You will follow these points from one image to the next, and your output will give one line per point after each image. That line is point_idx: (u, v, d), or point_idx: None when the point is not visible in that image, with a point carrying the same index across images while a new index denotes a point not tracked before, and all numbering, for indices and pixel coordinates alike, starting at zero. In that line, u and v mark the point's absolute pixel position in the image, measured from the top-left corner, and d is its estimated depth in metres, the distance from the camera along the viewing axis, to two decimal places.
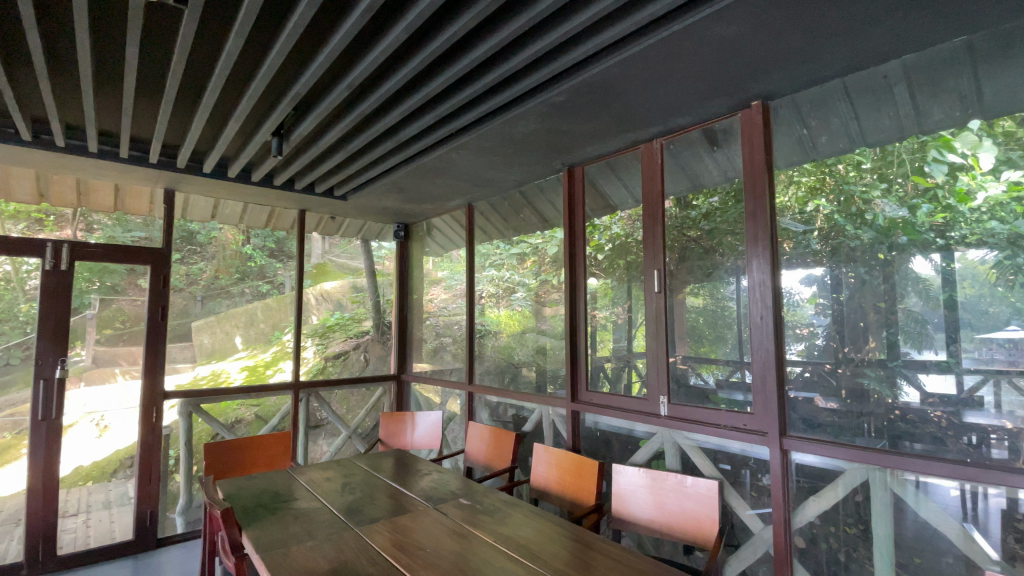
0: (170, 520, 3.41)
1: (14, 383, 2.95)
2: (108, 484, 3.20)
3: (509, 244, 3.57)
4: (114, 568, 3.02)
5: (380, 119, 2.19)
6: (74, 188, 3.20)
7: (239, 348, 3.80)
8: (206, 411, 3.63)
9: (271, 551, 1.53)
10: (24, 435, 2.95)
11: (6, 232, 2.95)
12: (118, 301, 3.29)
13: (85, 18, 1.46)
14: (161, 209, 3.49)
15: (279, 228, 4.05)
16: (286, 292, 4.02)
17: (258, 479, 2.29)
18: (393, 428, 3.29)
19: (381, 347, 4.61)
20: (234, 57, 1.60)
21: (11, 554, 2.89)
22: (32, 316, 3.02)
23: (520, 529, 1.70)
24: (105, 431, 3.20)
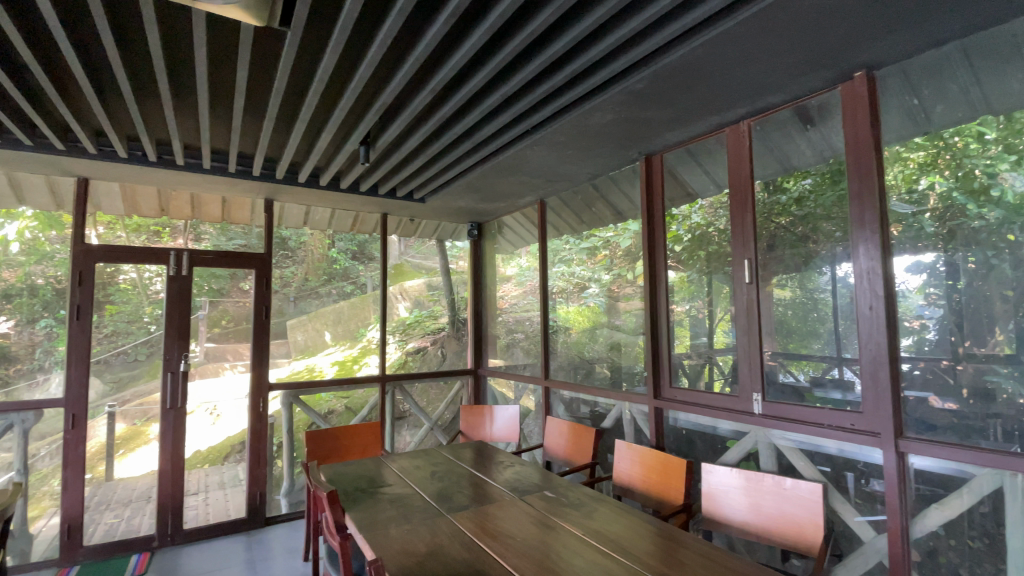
0: (276, 501, 3.73)
1: (143, 375, 3.36)
2: (222, 467, 3.55)
3: (580, 238, 3.55)
4: (231, 542, 3.36)
5: (459, 121, 2.25)
6: (188, 202, 3.60)
7: (329, 344, 4.07)
8: (304, 402, 3.94)
9: (372, 532, 1.63)
10: (152, 422, 3.36)
11: (134, 243, 3.36)
12: (224, 302, 3.63)
13: (203, 48, 1.63)
14: (260, 218, 3.82)
15: (362, 232, 4.29)
16: (368, 291, 4.25)
17: (352, 466, 2.44)
18: (472, 420, 3.39)
19: (457, 343, 4.74)
20: (329, 72, 1.71)
21: (145, 527, 3.28)
22: (155, 316, 3.42)
23: (608, 524, 1.68)
24: (218, 419, 3.56)
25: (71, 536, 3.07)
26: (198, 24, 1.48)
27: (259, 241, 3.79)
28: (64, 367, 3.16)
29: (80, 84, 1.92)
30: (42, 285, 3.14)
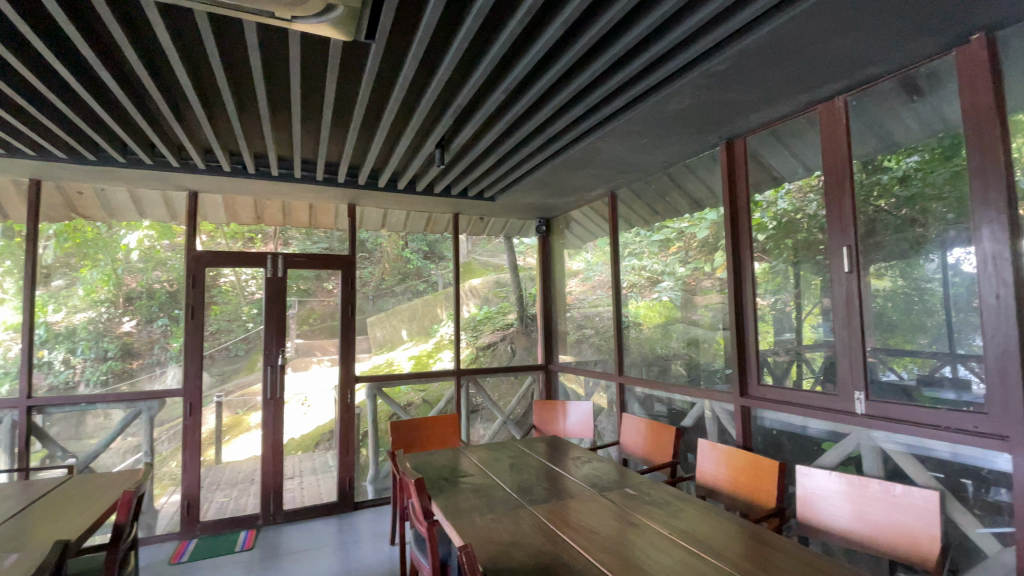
0: (363, 487, 3.97)
1: (243, 369, 3.68)
2: (313, 453, 3.83)
3: (651, 231, 3.47)
4: (324, 524, 3.61)
5: (531, 118, 2.27)
6: (280, 210, 3.90)
7: (406, 340, 4.26)
8: (386, 394, 4.16)
9: (457, 519, 1.69)
10: (250, 412, 3.68)
11: (232, 249, 3.70)
12: (311, 301, 3.89)
13: (299, 66, 1.76)
14: (343, 222, 4.07)
15: (434, 232, 4.44)
16: (440, 289, 4.40)
17: (434, 456, 2.55)
18: (546, 416, 3.41)
19: (526, 339, 4.78)
20: (409, 80, 1.79)
21: (250, 506, 3.60)
22: (252, 315, 3.74)
23: (696, 523, 1.63)
24: (309, 409, 3.85)
25: (190, 511, 3.45)
26: (294, 43, 1.60)
27: (342, 243, 4.04)
28: (179, 362, 3.55)
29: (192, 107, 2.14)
30: (160, 289, 3.55)
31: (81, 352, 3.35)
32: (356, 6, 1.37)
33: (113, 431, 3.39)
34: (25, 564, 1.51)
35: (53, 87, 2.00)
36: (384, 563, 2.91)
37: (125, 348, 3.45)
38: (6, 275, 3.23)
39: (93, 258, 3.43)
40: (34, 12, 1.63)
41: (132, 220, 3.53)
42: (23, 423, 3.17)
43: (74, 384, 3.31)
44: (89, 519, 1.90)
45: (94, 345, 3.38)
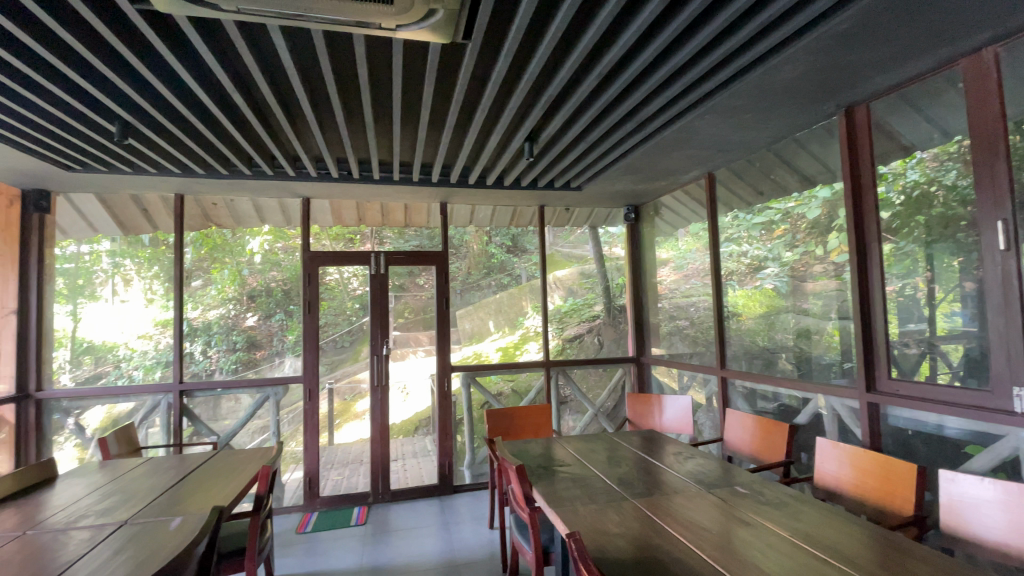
0: (461, 471, 4.15)
1: (348, 359, 3.99)
2: (414, 438, 4.07)
3: (752, 213, 3.25)
4: (427, 504, 3.84)
5: (623, 103, 2.22)
6: (379, 211, 4.16)
7: (493, 331, 4.35)
8: (480, 384, 4.30)
9: (560, 506, 1.72)
10: (356, 399, 3.99)
11: (337, 249, 4.02)
12: (406, 296, 4.12)
13: (399, 72, 1.85)
14: (434, 220, 4.26)
15: (519, 225, 4.49)
16: (524, 282, 4.45)
17: (530, 444, 2.60)
18: (641, 409, 3.34)
19: (614, 330, 4.66)
20: (503, 74, 1.83)
21: (361, 484, 3.92)
22: (355, 310, 4.03)
23: (821, 528, 1.51)
24: (408, 396, 4.08)
25: (311, 487, 3.83)
26: (396, 51, 1.69)
27: (435, 240, 4.22)
28: (294, 353, 3.94)
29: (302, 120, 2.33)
30: (277, 287, 3.95)
31: (215, 344, 3.83)
32: (456, 8, 1.42)
33: (247, 413, 3.85)
34: (192, 525, 1.78)
35: (195, 111, 2.30)
36: (484, 545, 3.03)
37: (249, 340, 3.88)
38: (156, 278, 3.78)
39: (222, 261, 3.89)
40: (183, 49, 1.88)
41: (254, 227, 3.96)
42: (177, 405, 3.70)
43: (211, 373, 3.80)
44: (236, 489, 2.18)
45: (224, 338, 3.85)
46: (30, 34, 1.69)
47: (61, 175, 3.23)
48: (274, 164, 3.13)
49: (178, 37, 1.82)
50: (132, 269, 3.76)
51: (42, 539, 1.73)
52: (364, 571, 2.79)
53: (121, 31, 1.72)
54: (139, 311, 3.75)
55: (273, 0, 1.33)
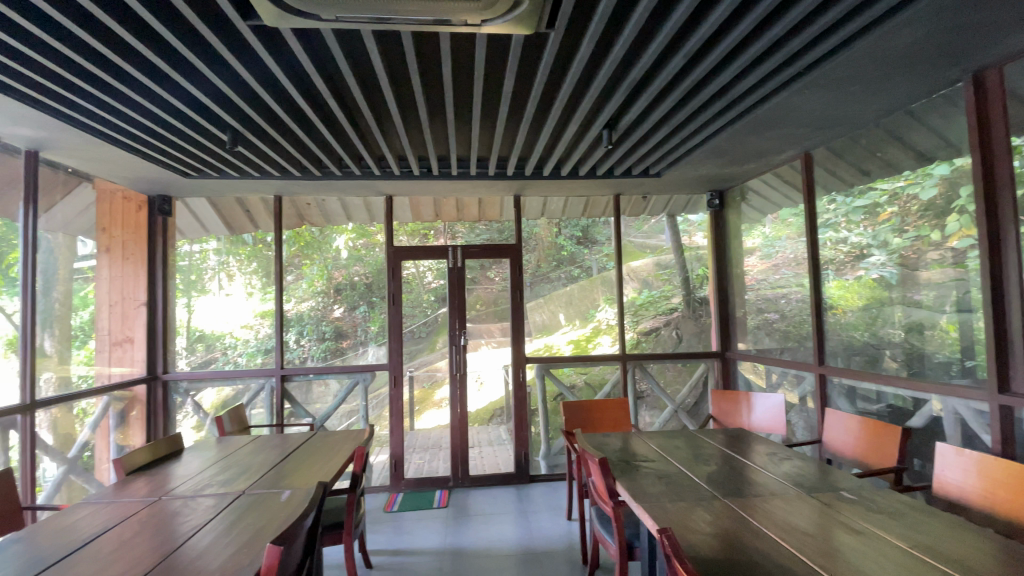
0: (537, 462, 4.19)
1: (425, 348, 4.15)
2: (489, 427, 4.16)
3: (854, 195, 2.97)
4: (505, 491, 3.93)
5: (709, 84, 2.12)
6: (454, 206, 4.27)
7: (564, 324, 4.32)
8: (554, 375, 4.30)
9: (646, 502, 1.68)
10: (432, 387, 4.14)
11: (415, 244, 4.19)
12: (476, 289, 4.20)
13: (480, 68, 1.88)
14: (508, 213, 4.30)
15: (593, 215, 4.41)
16: (595, 274, 4.37)
17: (608, 437, 2.58)
18: (726, 407, 3.19)
19: (693, 324, 4.44)
20: (586, 61, 1.81)
21: (442, 469, 4.08)
22: (431, 302, 4.18)
23: (946, 540, 1.36)
24: (482, 386, 4.18)
25: (397, 469, 4.04)
26: (479, 46, 1.72)
27: (504, 233, 4.26)
28: (377, 342, 4.17)
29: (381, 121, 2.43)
30: (360, 281, 4.19)
31: (307, 334, 4.14)
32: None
33: (339, 397, 4.14)
34: (298, 499, 1.94)
35: (294, 117, 2.48)
36: (562, 535, 3.04)
37: (337, 330, 4.15)
38: (254, 274, 4.15)
39: (311, 257, 4.18)
40: (285, 60, 2.03)
41: (340, 224, 4.21)
42: (278, 388, 4.05)
43: (302, 360, 4.11)
44: (334, 467, 2.34)
45: (314, 328, 4.15)
46: (157, 54, 1.90)
47: (181, 181, 3.63)
48: (355, 165, 3.30)
49: (281, 49, 1.96)
50: (234, 265, 4.15)
51: (174, 505, 1.97)
52: (447, 551, 2.90)
53: (235, 48, 1.89)
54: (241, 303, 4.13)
55: (365, 7, 1.40)
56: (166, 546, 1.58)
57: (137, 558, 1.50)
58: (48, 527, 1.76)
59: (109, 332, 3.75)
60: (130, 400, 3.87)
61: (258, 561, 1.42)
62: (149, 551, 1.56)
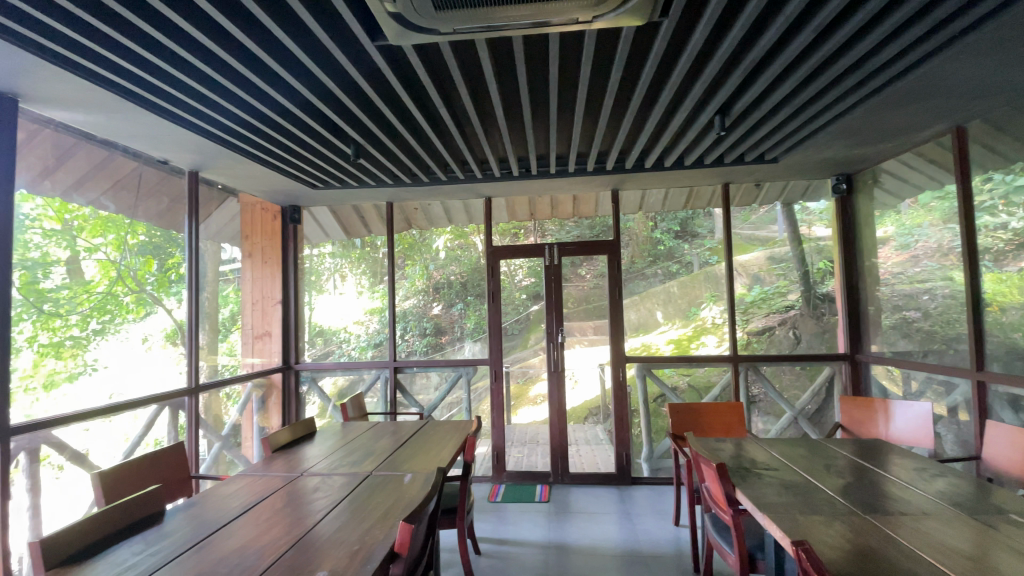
0: (639, 464, 4.09)
1: (519, 345, 4.25)
2: (585, 425, 4.14)
3: (1020, 172, 2.54)
4: (606, 491, 3.88)
5: (840, 60, 1.94)
6: (549, 204, 4.30)
7: (661, 323, 4.16)
8: (656, 375, 4.16)
9: (771, 512, 1.58)
10: (526, 383, 4.22)
11: (512, 243, 4.28)
12: (568, 287, 4.19)
13: (587, 65, 1.88)
14: (604, 209, 4.23)
15: (697, 207, 4.19)
16: (697, 270, 4.16)
17: (720, 442, 2.45)
18: (859, 415, 2.87)
19: (814, 323, 4.04)
20: (699, 45, 1.75)
21: (541, 465, 4.14)
22: (523, 300, 4.25)
23: None
24: (577, 384, 4.16)
25: (499, 461, 4.17)
26: (588, 43, 1.73)
27: (596, 229, 4.21)
28: (473, 338, 4.34)
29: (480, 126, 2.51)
30: (456, 280, 4.39)
31: (410, 330, 4.41)
32: None
33: (444, 389, 4.37)
34: (419, 483, 2.08)
35: (407, 127, 2.65)
36: (669, 541, 2.94)
37: (437, 326, 4.38)
38: (364, 274, 4.51)
39: (415, 258, 4.44)
40: (405, 75, 2.17)
41: (441, 227, 4.43)
42: (392, 379, 4.37)
43: (405, 354, 4.40)
44: (448, 455, 2.47)
45: (417, 324, 4.41)
46: (299, 80, 2.14)
47: (308, 192, 4.05)
48: (455, 169, 3.45)
49: (402, 66, 2.11)
50: (347, 268, 4.55)
51: (314, 481, 2.21)
52: (552, 546, 2.94)
53: (364, 69, 2.07)
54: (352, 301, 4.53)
55: (483, 17, 1.47)
56: (307, 519, 1.78)
57: (288, 528, 1.71)
58: (212, 496, 2.06)
59: (252, 326, 4.28)
60: (268, 387, 4.39)
61: (389, 536, 1.54)
62: (294, 523, 1.76)
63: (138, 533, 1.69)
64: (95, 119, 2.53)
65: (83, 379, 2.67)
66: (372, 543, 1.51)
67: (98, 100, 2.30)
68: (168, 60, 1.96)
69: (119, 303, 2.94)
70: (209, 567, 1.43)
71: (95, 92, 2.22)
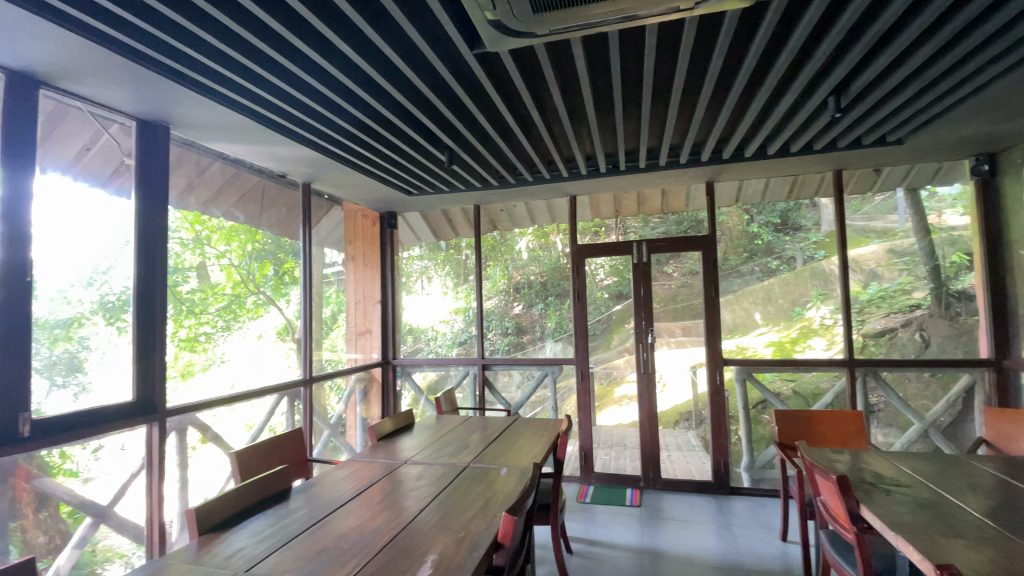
0: (738, 473, 3.86)
1: (601, 346, 4.19)
2: (675, 430, 3.99)
3: None
4: (703, 500, 3.70)
5: (988, 23, 1.71)
6: (635, 199, 4.18)
7: (760, 324, 3.88)
8: (758, 380, 3.89)
9: (906, 532, 1.42)
10: (612, 385, 4.15)
11: (600, 241, 4.22)
12: (655, 286, 4.06)
13: (686, 54, 1.82)
14: (696, 203, 4.04)
15: (802, 197, 3.87)
16: (801, 266, 3.83)
17: (835, 452, 2.25)
18: (1006, 428, 2.50)
19: (947, 325, 3.56)
20: (814, 20, 1.63)
21: (631, 469, 4.04)
22: (605, 299, 4.19)
23: None
24: (666, 387, 4.02)
25: (586, 462, 4.13)
26: (688, 31, 1.67)
27: (684, 225, 4.03)
28: (554, 338, 4.34)
29: (567, 125, 2.51)
30: (536, 279, 4.44)
31: (493, 329, 4.52)
32: None
33: (529, 388, 4.42)
34: (515, 476, 2.13)
35: (498, 129, 2.71)
36: (776, 557, 2.74)
37: (518, 325, 4.46)
38: (448, 275, 4.71)
39: (500, 259, 4.54)
40: (498, 81, 2.23)
41: (524, 228, 4.50)
42: (480, 376, 4.50)
43: (490, 352, 4.51)
44: (540, 451, 2.52)
45: (499, 324, 4.51)
46: (401, 91, 2.27)
47: (403, 198, 4.28)
48: (541, 169, 3.48)
49: (496, 71, 2.16)
50: (433, 269, 4.77)
51: (416, 471, 2.34)
52: (646, 551, 2.86)
53: (460, 76, 2.16)
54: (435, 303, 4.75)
55: (580, 15, 1.47)
56: (413, 506, 1.89)
57: (398, 512, 1.83)
58: (327, 479, 2.25)
59: (355, 324, 4.61)
60: (369, 380, 4.71)
61: (492, 526, 1.60)
62: (403, 508, 1.88)
63: (270, 508, 1.90)
64: (229, 140, 2.87)
65: (212, 370, 2.99)
66: (477, 531, 1.57)
67: (232, 123, 2.61)
68: (291, 83, 2.18)
69: (242, 304, 3.27)
70: (334, 543, 1.57)
71: (232, 117, 2.54)
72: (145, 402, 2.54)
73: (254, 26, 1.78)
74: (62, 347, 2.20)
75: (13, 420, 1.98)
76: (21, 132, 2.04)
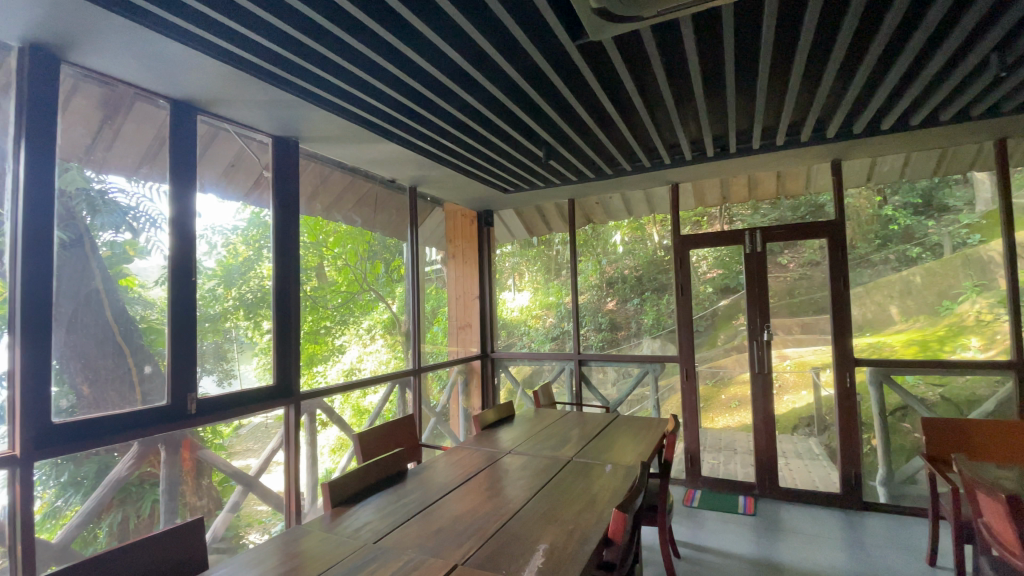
0: (872, 487, 3.45)
1: (705, 343, 3.97)
2: (793, 436, 3.66)
3: None
4: (829, 515, 3.36)
5: None
6: (745, 184, 3.89)
7: (896, 321, 3.42)
8: (897, 383, 3.44)
9: None
10: (718, 386, 3.91)
11: (710, 231, 3.96)
12: (768, 279, 3.74)
13: (812, 20, 1.65)
14: (817, 184, 3.65)
15: (952, 172, 3.34)
16: (949, 253, 3.32)
17: (1002, 468, 1.93)
18: None
19: None
20: None
21: (744, 475, 3.77)
22: (707, 294, 3.96)
23: None
24: (781, 389, 3.70)
25: (693, 465, 3.94)
26: None
27: (802, 210, 3.67)
28: (652, 334, 4.20)
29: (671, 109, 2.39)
30: (631, 274, 4.32)
31: (587, 324, 4.47)
32: None
33: (628, 386, 4.31)
34: (620, 474, 2.09)
35: (597, 120, 2.65)
36: None
37: (612, 321, 4.38)
38: (540, 271, 4.77)
39: (595, 254, 4.48)
40: (601, 70, 2.18)
41: (620, 220, 4.40)
42: (577, 371, 4.47)
43: (586, 348, 4.47)
44: (645, 450, 2.45)
45: (593, 319, 4.46)
46: (502, 90, 2.32)
47: (500, 197, 4.39)
48: (640, 158, 3.35)
49: (599, 59, 2.12)
50: (530, 265, 4.83)
51: (519, 462, 2.39)
52: (763, 563, 2.67)
53: (561, 69, 2.15)
54: (525, 301, 4.87)
55: None
56: (519, 496, 1.93)
57: (505, 501, 1.89)
58: (437, 465, 2.37)
59: (455, 318, 4.80)
60: (470, 372, 4.87)
61: (601, 521, 1.59)
62: (509, 497, 1.93)
63: (388, 488, 2.04)
64: (346, 150, 3.13)
65: (332, 361, 3.29)
66: (586, 525, 1.57)
67: (348, 134, 2.85)
68: (401, 92, 2.32)
69: (355, 301, 3.54)
70: (449, 524, 1.66)
71: (349, 129, 2.77)
72: (282, 387, 2.86)
73: (370, 40, 1.93)
74: (211, 339, 2.54)
75: (184, 399, 2.35)
76: (185, 153, 2.40)
